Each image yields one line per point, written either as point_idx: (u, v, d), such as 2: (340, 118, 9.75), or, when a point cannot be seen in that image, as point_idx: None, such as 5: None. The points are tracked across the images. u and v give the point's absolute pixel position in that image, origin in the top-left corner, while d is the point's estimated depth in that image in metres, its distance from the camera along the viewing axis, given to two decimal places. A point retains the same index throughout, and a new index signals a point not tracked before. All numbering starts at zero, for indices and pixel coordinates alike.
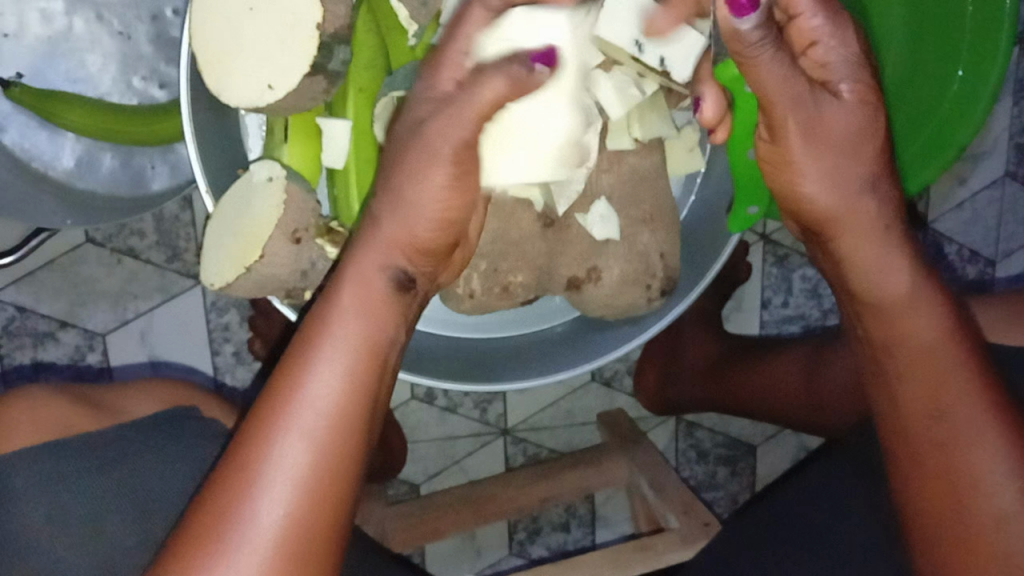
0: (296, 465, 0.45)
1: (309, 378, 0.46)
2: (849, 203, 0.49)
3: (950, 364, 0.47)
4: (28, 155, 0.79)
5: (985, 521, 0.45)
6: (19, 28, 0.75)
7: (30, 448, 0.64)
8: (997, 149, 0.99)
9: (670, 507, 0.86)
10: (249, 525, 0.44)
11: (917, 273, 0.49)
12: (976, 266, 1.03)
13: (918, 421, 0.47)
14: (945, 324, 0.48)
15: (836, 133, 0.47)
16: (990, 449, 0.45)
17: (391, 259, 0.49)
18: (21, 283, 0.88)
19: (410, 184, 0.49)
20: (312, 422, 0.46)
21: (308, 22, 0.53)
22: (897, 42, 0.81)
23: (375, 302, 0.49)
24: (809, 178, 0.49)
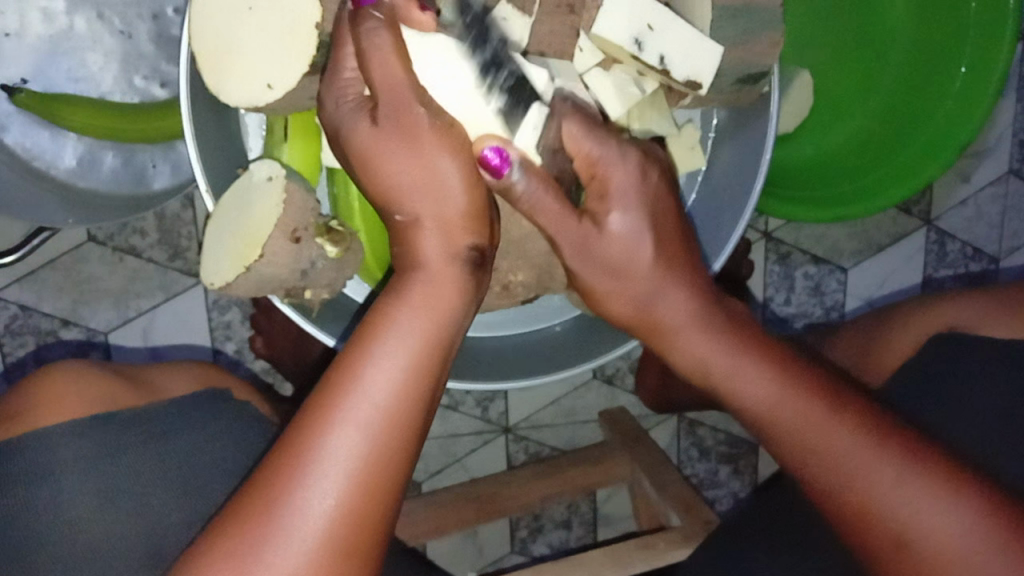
0: (351, 460, 0.44)
1: (362, 372, 0.46)
2: (647, 312, 0.53)
3: (792, 413, 0.50)
4: (29, 154, 0.79)
5: (892, 532, 0.47)
6: (21, 27, 0.76)
7: (70, 423, 0.63)
8: (1000, 147, 0.99)
9: (672, 504, 0.86)
10: (298, 517, 0.43)
11: (729, 344, 0.52)
12: (979, 263, 1.03)
13: (799, 467, 0.50)
14: (770, 381, 0.51)
15: (617, 258, 0.52)
16: (868, 468, 0.48)
17: (444, 242, 0.49)
18: (24, 281, 0.88)
19: (436, 160, 0.49)
20: (365, 417, 0.45)
21: (307, 20, 0.53)
22: (899, 41, 0.81)
23: (434, 296, 0.48)
24: (621, 294, 0.53)
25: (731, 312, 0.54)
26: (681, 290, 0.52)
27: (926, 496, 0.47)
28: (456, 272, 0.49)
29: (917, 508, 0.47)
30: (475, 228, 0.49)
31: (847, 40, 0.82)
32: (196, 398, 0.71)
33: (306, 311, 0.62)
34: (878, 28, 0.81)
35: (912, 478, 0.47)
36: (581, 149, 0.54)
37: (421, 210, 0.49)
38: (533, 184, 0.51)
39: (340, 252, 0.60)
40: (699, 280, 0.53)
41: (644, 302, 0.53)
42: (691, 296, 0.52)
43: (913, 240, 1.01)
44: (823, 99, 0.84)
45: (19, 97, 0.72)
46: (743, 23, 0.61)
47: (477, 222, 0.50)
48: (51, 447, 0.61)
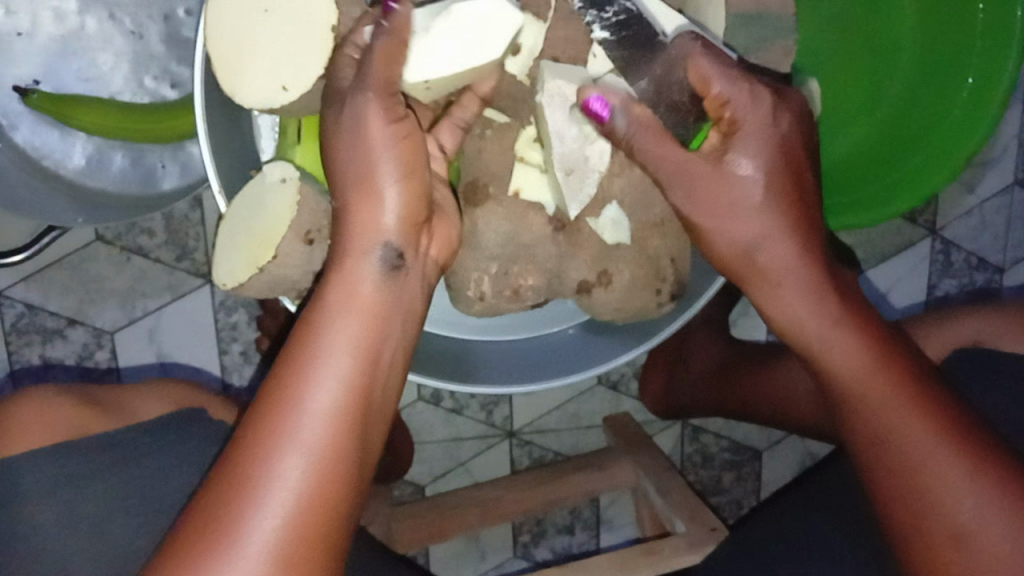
0: (291, 476, 0.45)
1: (300, 386, 0.46)
2: (749, 258, 0.55)
3: (879, 395, 0.51)
4: (39, 153, 0.79)
5: (943, 531, 0.49)
6: (33, 27, 0.76)
7: (38, 450, 0.64)
8: (1006, 157, 0.99)
9: (676, 511, 0.86)
10: (243, 533, 0.44)
11: (834, 313, 0.53)
12: (984, 273, 1.03)
13: (867, 451, 0.52)
14: (868, 358, 0.52)
15: (723, 200, 0.54)
16: (940, 465, 0.49)
17: (374, 247, 0.50)
18: (30, 280, 0.88)
19: (374, 168, 0.50)
20: (306, 430, 0.46)
21: (322, 24, 0.54)
22: (907, 49, 0.81)
23: (362, 308, 0.49)
24: (733, 230, 0.54)
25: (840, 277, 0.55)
26: (788, 239, 0.54)
27: (991, 502, 0.48)
28: (386, 281, 0.50)
29: (979, 509, 0.48)
30: (399, 238, 0.50)
31: (855, 49, 0.83)
32: (167, 420, 0.71)
33: None
34: (886, 38, 0.81)
35: (982, 483, 0.49)
36: (707, 88, 0.54)
37: (351, 213, 0.50)
38: (636, 125, 0.55)
39: None
40: (811, 237, 0.54)
41: (747, 248, 0.55)
42: (804, 252, 0.54)
43: (919, 249, 1.01)
44: (833, 105, 0.84)
45: (31, 99, 0.73)
46: (756, 30, 0.62)
47: (404, 231, 0.50)
48: (19, 471, 0.63)
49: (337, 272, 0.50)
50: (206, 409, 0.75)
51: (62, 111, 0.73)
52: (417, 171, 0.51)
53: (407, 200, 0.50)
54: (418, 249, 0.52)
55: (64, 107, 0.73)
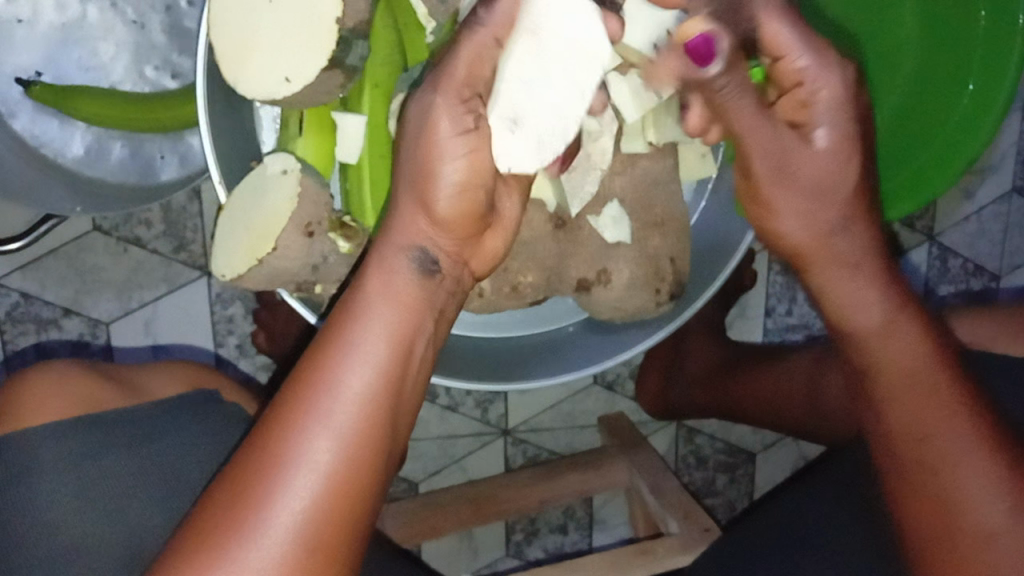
0: (321, 457, 0.44)
1: (336, 369, 0.45)
2: (821, 242, 0.52)
3: (923, 387, 0.49)
4: (38, 141, 0.79)
5: (976, 536, 0.47)
6: (34, 15, 0.76)
7: (49, 424, 0.62)
8: (1005, 164, 1.00)
9: (670, 511, 0.86)
10: (268, 513, 0.43)
11: (890, 304, 0.51)
12: (980, 280, 1.04)
13: (904, 446, 0.50)
14: (914, 351, 0.50)
15: (827, 178, 0.51)
16: (975, 466, 0.48)
17: (415, 243, 0.49)
18: (26, 269, 0.88)
19: (434, 169, 0.48)
20: (337, 412, 0.45)
21: (328, 16, 0.53)
22: (910, 53, 0.81)
23: (400, 296, 0.48)
24: (789, 217, 0.52)
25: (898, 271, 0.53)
26: (862, 227, 0.52)
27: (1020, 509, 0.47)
28: (424, 278, 0.49)
29: (1010, 516, 0.47)
30: (444, 239, 0.50)
31: (857, 53, 0.83)
32: (183, 401, 0.70)
33: (315, 306, 0.63)
34: (889, 42, 0.81)
35: (1014, 489, 0.47)
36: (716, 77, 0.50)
37: (405, 209, 0.49)
38: (738, 83, 0.50)
39: (352, 247, 0.60)
40: (876, 223, 0.53)
41: (828, 233, 0.52)
42: (870, 236, 0.52)
43: (916, 255, 1.02)
44: None
45: (35, 90, 0.73)
46: None
47: (452, 233, 0.50)
48: (35, 444, 0.61)
49: (376, 260, 0.49)
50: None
51: (64, 103, 0.73)
52: (477, 188, 0.50)
53: (461, 204, 0.49)
54: (461, 253, 0.52)
55: (64, 98, 0.73)
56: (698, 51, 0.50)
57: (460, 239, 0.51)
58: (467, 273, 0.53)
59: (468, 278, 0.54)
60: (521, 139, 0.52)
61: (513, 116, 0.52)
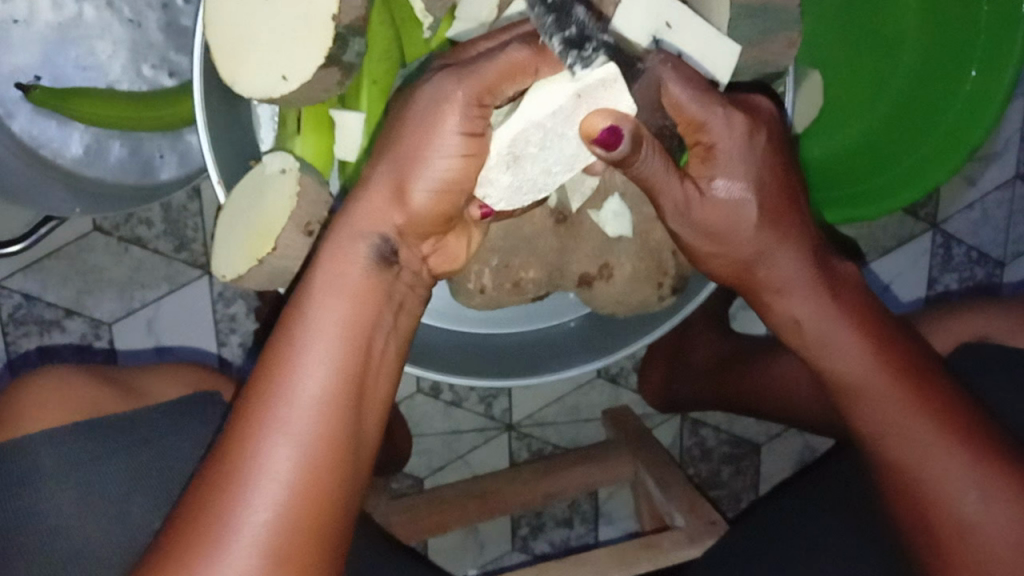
0: (284, 466, 0.44)
1: (288, 373, 0.45)
2: (750, 271, 0.54)
3: (884, 396, 0.52)
4: (36, 142, 0.79)
5: (951, 523, 0.52)
6: (29, 15, 0.76)
7: (52, 429, 0.62)
8: (1008, 150, 0.99)
9: (676, 504, 0.86)
10: (238, 526, 0.43)
11: (833, 320, 0.53)
12: (984, 268, 1.03)
13: (881, 450, 0.53)
14: (870, 360, 0.52)
15: (722, 226, 0.53)
16: (946, 463, 0.51)
17: (373, 232, 0.48)
18: (27, 270, 0.88)
19: (422, 151, 0.47)
20: (296, 416, 0.45)
21: (322, 13, 0.52)
22: (911, 41, 0.81)
23: (354, 290, 0.47)
24: (725, 252, 0.54)
25: (837, 276, 0.54)
26: (787, 256, 0.53)
27: (993, 495, 0.51)
28: (383, 267, 0.48)
29: (983, 505, 0.51)
30: (398, 234, 0.49)
31: (859, 44, 0.82)
32: (187, 402, 0.69)
33: None
34: (891, 30, 0.81)
35: (983, 478, 0.51)
36: (682, 113, 0.51)
37: (354, 209, 0.48)
38: (649, 151, 0.50)
39: None
40: (802, 239, 0.54)
41: (748, 263, 0.54)
42: (798, 262, 0.53)
43: (919, 243, 1.01)
44: (834, 99, 0.84)
45: (35, 94, 0.72)
46: (760, 24, 0.59)
47: (406, 228, 0.49)
48: (37, 449, 0.61)
49: (327, 256, 0.48)
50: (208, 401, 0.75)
51: (65, 103, 0.72)
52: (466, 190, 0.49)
53: (430, 203, 0.49)
54: (417, 243, 0.51)
55: (65, 99, 0.72)
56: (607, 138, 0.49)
57: (416, 232, 0.50)
58: (427, 261, 0.53)
59: (428, 273, 0.53)
60: (510, 177, 0.53)
61: (515, 158, 0.52)
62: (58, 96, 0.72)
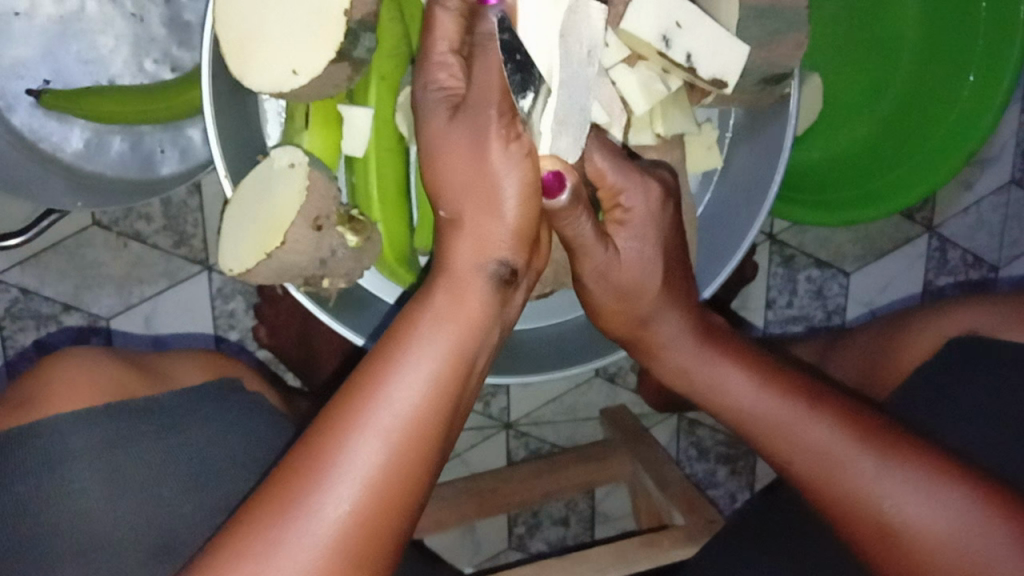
0: (367, 467, 0.40)
1: (388, 377, 0.41)
2: (644, 330, 0.56)
3: (780, 420, 0.51)
4: (36, 135, 0.78)
5: (875, 527, 0.48)
6: (32, 7, 0.76)
7: (81, 411, 0.61)
8: (1004, 155, 1.00)
9: (674, 503, 0.86)
10: (310, 522, 0.39)
11: (720, 359, 0.55)
12: (979, 270, 1.04)
13: (799, 476, 0.51)
14: (754, 390, 0.53)
15: (631, 282, 0.54)
16: (856, 466, 0.48)
17: (487, 248, 0.45)
18: (25, 265, 0.87)
19: (494, 172, 0.44)
20: (392, 429, 0.40)
21: (335, 9, 0.53)
22: (909, 47, 0.81)
23: (466, 305, 0.44)
24: (626, 308, 0.55)
25: (715, 330, 0.57)
26: (673, 313, 0.55)
27: (916, 491, 0.47)
28: (496, 285, 0.45)
29: (908, 503, 0.47)
30: (517, 249, 0.46)
31: (855, 49, 0.82)
32: (202, 391, 0.69)
33: (322, 301, 0.62)
34: (889, 34, 0.81)
35: (899, 474, 0.47)
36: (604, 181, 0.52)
37: (466, 215, 0.45)
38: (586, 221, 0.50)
39: (360, 241, 0.59)
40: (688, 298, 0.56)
41: (642, 322, 0.55)
42: (686, 319, 0.56)
43: (915, 246, 1.02)
44: (836, 103, 0.84)
45: (47, 98, 0.72)
46: (768, 24, 0.61)
47: (522, 238, 0.46)
48: (63, 430, 0.59)
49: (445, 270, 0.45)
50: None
51: (78, 105, 0.72)
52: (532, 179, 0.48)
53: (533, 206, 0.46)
54: (529, 258, 0.48)
55: (80, 100, 0.72)
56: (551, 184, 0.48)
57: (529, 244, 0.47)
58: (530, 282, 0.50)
59: (530, 280, 0.50)
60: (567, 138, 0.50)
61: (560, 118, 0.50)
62: (69, 98, 0.72)
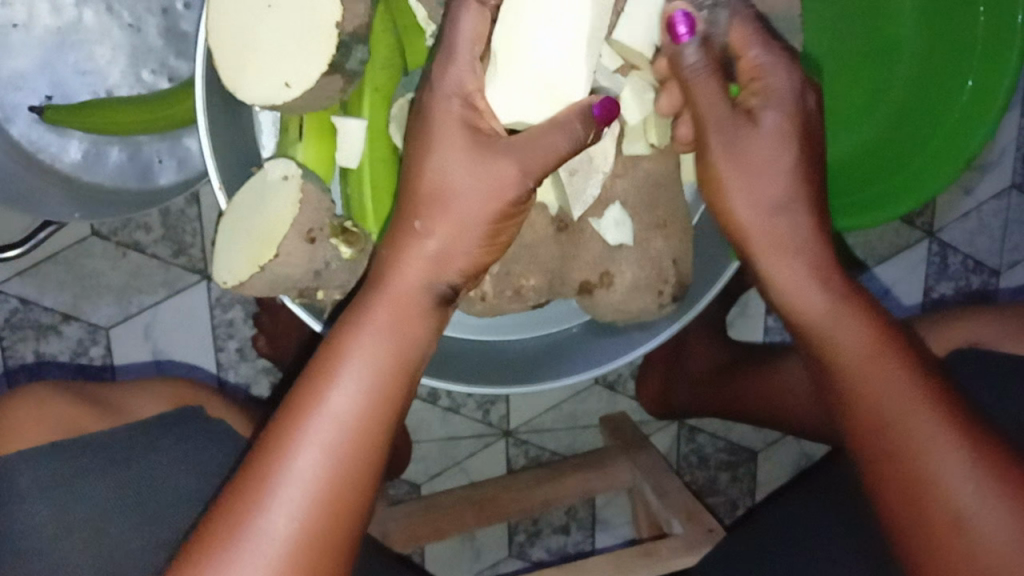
0: (303, 465, 0.47)
1: (320, 387, 0.48)
2: (771, 242, 0.55)
3: (885, 374, 0.51)
4: (34, 146, 0.79)
5: (943, 513, 0.48)
6: (29, 19, 0.76)
7: (32, 449, 0.64)
8: (1003, 160, 1.00)
9: (673, 512, 0.85)
10: (259, 517, 0.46)
11: (840, 301, 0.54)
12: (980, 276, 1.04)
13: (872, 442, 0.51)
14: (869, 341, 0.52)
15: (767, 157, 0.55)
16: (941, 449, 0.48)
17: (415, 263, 0.51)
18: (24, 275, 0.88)
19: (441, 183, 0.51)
20: (323, 431, 0.47)
21: (328, 21, 0.53)
22: (908, 50, 0.81)
23: (391, 319, 0.50)
24: (740, 196, 0.56)
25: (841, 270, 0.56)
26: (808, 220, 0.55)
27: (989, 486, 0.47)
28: (422, 298, 0.51)
29: (979, 497, 0.47)
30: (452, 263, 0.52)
31: (851, 52, 0.83)
32: (163, 419, 0.71)
33: (317, 312, 0.62)
34: (888, 37, 0.81)
35: (978, 467, 0.47)
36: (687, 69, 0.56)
37: (416, 226, 0.52)
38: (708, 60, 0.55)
39: (354, 253, 0.59)
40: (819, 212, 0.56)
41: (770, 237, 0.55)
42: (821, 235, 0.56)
43: (916, 251, 1.02)
44: (835, 104, 0.84)
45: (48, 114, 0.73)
46: None
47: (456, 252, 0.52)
48: (18, 469, 0.62)
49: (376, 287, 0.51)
50: (203, 407, 0.75)
51: (81, 118, 0.73)
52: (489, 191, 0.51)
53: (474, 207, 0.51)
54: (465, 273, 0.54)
55: (82, 114, 0.73)
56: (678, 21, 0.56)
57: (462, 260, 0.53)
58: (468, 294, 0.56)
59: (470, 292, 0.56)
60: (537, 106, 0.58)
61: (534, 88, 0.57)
62: (71, 111, 0.73)
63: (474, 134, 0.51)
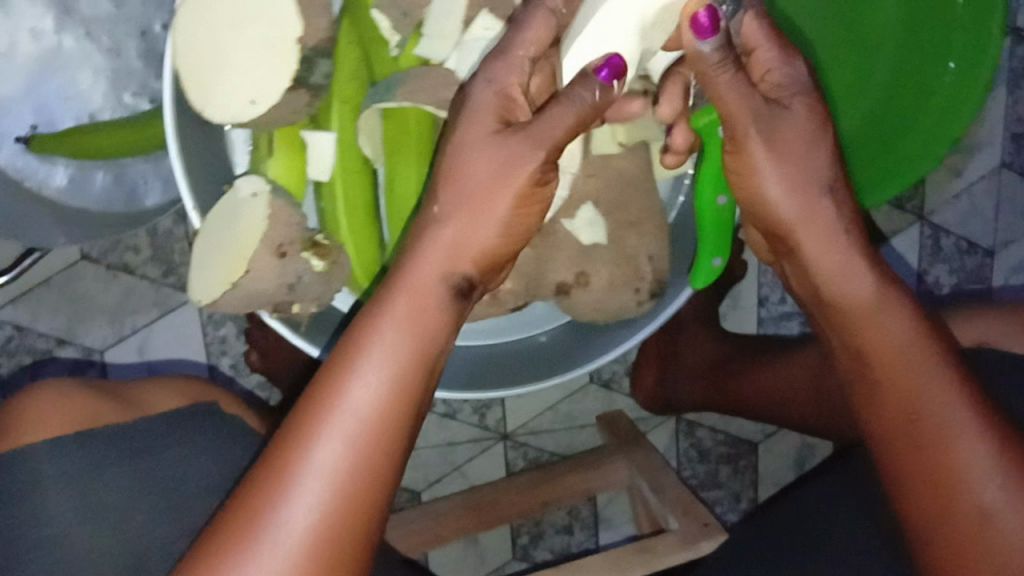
0: (331, 459, 0.47)
1: (347, 379, 0.48)
2: (810, 221, 0.53)
3: (919, 365, 0.50)
4: (21, 175, 0.78)
5: (962, 503, 0.48)
6: (10, 47, 0.76)
7: (53, 441, 0.64)
8: (992, 140, 1.00)
9: (670, 508, 0.86)
10: (286, 512, 0.47)
11: (879, 283, 0.52)
12: (974, 257, 1.03)
13: (895, 428, 0.51)
14: (907, 328, 0.51)
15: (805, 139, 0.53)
16: (967, 443, 0.48)
17: (441, 257, 0.51)
18: (18, 302, 0.89)
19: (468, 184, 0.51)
20: (352, 425, 0.48)
21: (288, 35, 0.54)
22: (891, 28, 0.79)
23: (419, 320, 0.50)
24: (772, 181, 0.53)
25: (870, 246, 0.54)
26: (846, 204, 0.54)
27: (1010, 480, 0.48)
28: (451, 294, 0.51)
29: (1002, 493, 0.48)
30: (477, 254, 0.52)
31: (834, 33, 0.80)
32: (182, 412, 0.71)
33: (295, 325, 0.63)
34: (868, 17, 0.79)
35: (1003, 463, 0.48)
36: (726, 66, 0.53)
37: (445, 221, 0.51)
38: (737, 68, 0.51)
39: (326, 266, 0.59)
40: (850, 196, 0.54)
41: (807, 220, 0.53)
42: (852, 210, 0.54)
43: (907, 235, 1.01)
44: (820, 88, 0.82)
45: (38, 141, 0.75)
46: None
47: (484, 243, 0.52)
48: (38, 462, 0.63)
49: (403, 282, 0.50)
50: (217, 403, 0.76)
51: (66, 142, 0.74)
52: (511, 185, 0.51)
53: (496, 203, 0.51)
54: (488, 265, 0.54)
55: (67, 138, 0.74)
56: (703, 20, 0.49)
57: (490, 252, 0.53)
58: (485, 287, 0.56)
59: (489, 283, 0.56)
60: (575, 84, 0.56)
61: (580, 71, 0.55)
62: (57, 138, 0.75)
63: (508, 119, 0.51)
